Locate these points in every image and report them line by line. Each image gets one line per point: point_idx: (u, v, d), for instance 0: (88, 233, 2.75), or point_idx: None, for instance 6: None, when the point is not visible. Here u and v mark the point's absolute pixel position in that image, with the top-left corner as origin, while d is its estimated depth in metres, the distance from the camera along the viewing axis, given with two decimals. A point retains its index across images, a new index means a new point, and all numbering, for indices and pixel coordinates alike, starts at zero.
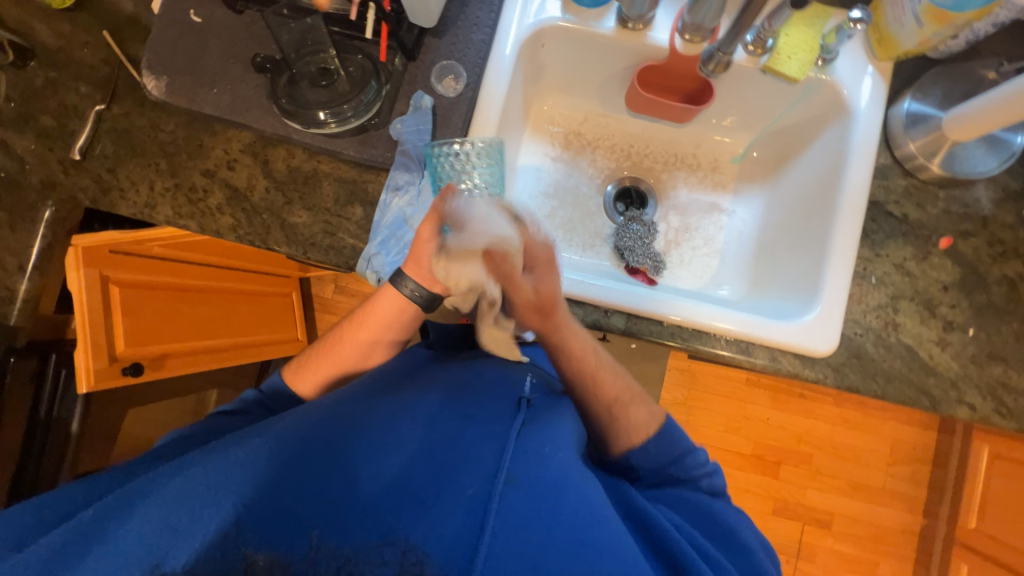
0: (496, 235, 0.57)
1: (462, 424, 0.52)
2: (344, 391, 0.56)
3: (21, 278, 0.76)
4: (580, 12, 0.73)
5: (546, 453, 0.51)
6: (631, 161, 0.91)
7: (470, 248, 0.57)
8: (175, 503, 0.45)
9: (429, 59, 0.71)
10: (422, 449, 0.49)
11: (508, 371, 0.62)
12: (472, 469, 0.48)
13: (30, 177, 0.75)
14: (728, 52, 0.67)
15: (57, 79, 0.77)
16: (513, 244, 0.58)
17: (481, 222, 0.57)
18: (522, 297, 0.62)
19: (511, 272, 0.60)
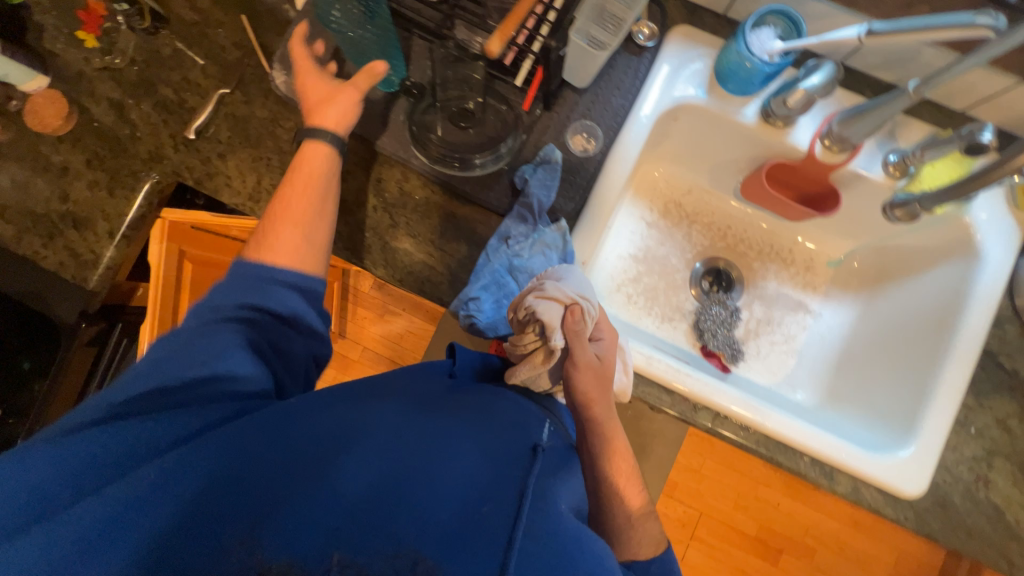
0: (583, 294, 0.60)
1: (488, 464, 0.48)
2: (383, 402, 0.51)
3: (108, 245, 0.74)
4: (724, 96, 0.72)
5: (560, 511, 0.47)
6: (726, 243, 0.90)
7: (558, 297, 0.60)
8: (202, 504, 0.40)
9: (568, 114, 0.70)
10: (454, 482, 0.44)
11: (527, 415, 0.58)
12: (493, 506, 0.44)
13: (139, 145, 0.74)
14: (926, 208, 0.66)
15: (185, 52, 0.76)
16: (591, 310, 0.61)
17: (576, 282, 0.63)
18: (585, 357, 0.59)
19: (583, 330, 0.59)
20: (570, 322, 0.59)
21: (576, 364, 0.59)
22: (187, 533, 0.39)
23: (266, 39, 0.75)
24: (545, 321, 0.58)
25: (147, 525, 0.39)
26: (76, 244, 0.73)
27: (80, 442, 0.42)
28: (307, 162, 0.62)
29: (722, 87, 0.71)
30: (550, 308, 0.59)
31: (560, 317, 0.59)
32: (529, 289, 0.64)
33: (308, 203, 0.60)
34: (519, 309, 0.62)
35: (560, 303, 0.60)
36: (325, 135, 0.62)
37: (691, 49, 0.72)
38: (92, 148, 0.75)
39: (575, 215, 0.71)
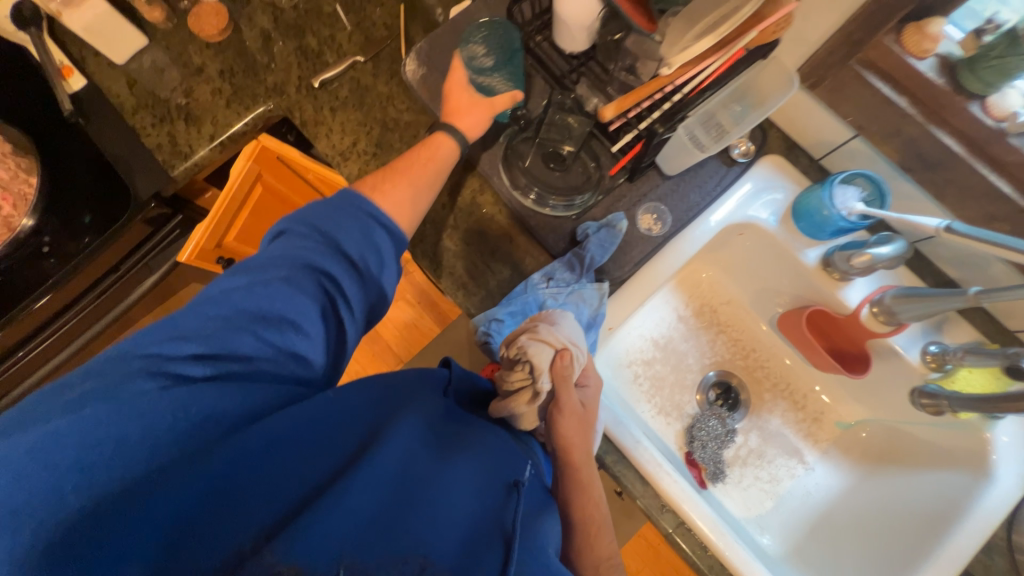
0: (575, 341, 0.61)
1: (482, 495, 0.51)
2: (404, 421, 0.53)
3: (204, 145, 0.80)
4: (793, 232, 0.75)
5: (547, 550, 0.48)
6: (746, 364, 0.90)
7: (556, 340, 0.60)
8: (253, 477, 0.45)
9: (645, 192, 0.74)
10: (456, 509, 0.48)
11: (514, 449, 0.60)
12: (487, 544, 0.46)
13: (268, 75, 0.82)
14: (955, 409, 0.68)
15: (340, 16, 0.84)
16: (581, 355, 0.62)
17: (572, 326, 0.64)
18: (569, 404, 0.60)
19: (570, 376, 0.60)
20: (558, 366, 0.60)
21: (561, 409, 0.60)
22: (230, 511, 0.43)
23: (413, 30, 0.83)
24: (535, 364, 0.59)
25: (197, 491, 0.43)
26: (179, 135, 0.80)
27: (146, 405, 0.45)
28: (431, 149, 0.68)
29: (794, 223, 0.74)
30: (540, 349, 0.59)
31: (550, 360, 0.60)
32: (526, 326, 0.65)
33: (422, 183, 0.66)
34: (512, 345, 0.62)
35: (553, 346, 0.61)
36: (450, 131, 0.69)
37: (776, 180, 0.75)
38: (229, 62, 0.83)
39: (619, 283, 0.73)
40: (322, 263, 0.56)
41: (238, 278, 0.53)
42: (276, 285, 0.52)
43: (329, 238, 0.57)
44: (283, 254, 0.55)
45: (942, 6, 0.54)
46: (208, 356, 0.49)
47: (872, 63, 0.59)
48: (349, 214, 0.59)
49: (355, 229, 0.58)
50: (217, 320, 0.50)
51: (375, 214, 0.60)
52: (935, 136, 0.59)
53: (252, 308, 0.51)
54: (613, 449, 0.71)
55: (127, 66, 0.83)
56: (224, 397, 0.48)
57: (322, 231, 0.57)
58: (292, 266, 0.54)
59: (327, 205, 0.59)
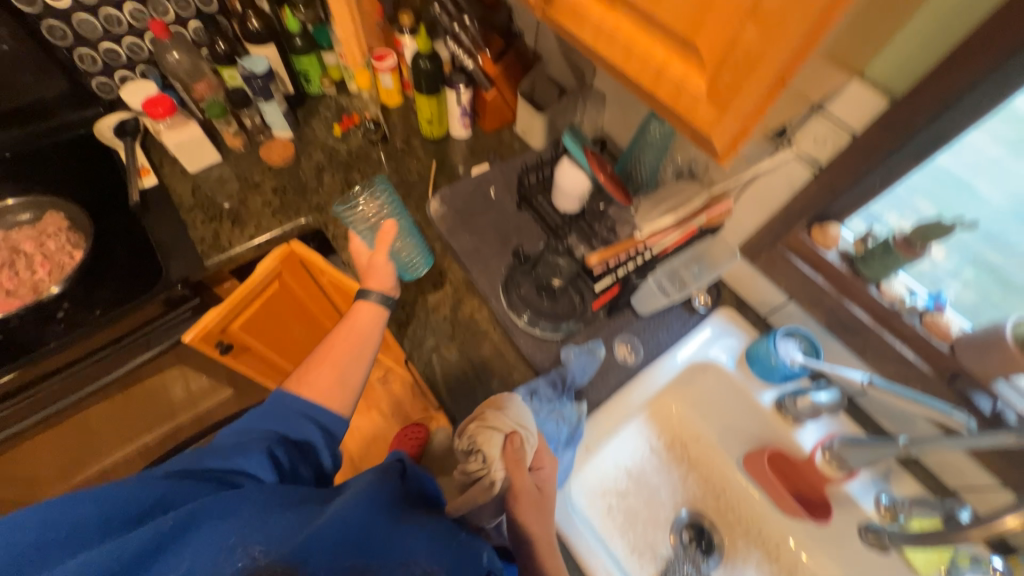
0: (523, 423, 0.66)
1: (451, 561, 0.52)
2: (364, 485, 0.57)
3: (244, 242, 0.92)
4: (749, 375, 0.85)
5: None
6: (717, 506, 0.91)
7: (505, 425, 0.66)
8: (216, 539, 0.46)
9: (620, 325, 0.85)
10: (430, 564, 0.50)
11: (474, 539, 0.59)
12: None
13: (315, 196, 0.99)
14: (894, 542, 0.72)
15: (384, 162, 1.06)
16: (533, 439, 0.67)
17: (525, 412, 0.69)
18: (523, 491, 0.63)
19: (522, 459, 0.64)
20: (508, 449, 0.65)
21: (514, 498, 0.63)
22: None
23: (441, 182, 1.05)
24: (488, 453, 0.63)
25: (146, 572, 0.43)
26: (224, 232, 0.92)
27: (101, 504, 0.47)
28: (353, 318, 0.76)
29: (749, 367, 0.85)
30: (489, 436, 0.65)
31: (501, 446, 0.64)
32: (480, 410, 0.70)
33: (350, 353, 0.72)
34: (466, 432, 0.67)
35: (502, 431, 0.66)
36: (370, 296, 0.77)
37: (731, 329, 0.89)
38: (283, 182, 1.00)
39: (597, 405, 0.80)
40: (284, 430, 0.64)
41: (198, 449, 0.59)
42: (234, 442, 0.59)
43: (286, 426, 0.64)
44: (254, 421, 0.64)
45: (834, 215, 0.74)
46: (175, 476, 0.52)
47: (793, 247, 0.78)
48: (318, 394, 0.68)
49: (300, 423, 0.64)
50: (199, 457, 0.57)
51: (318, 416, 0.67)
52: (847, 307, 0.75)
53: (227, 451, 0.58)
54: None
55: (195, 175, 0.99)
56: (187, 496, 0.51)
57: (274, 400, 0.66)
58: (250, 433, 0.61)
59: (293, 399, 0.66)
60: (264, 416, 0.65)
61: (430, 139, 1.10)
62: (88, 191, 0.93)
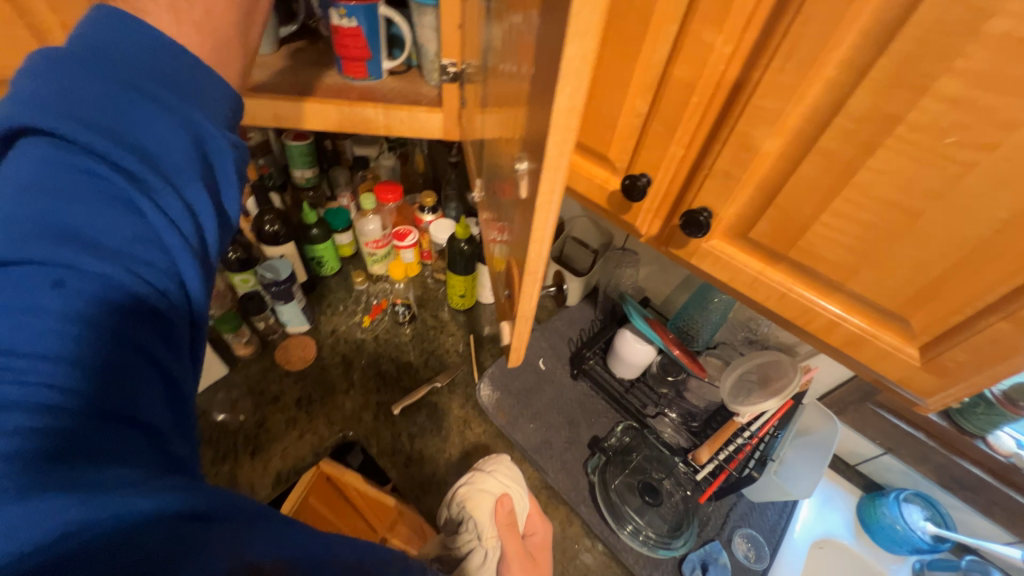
0: (512, 485, 0.68)
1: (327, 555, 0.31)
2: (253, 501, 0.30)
3: (271, 483, 0.76)
4: (872, 546, 0.77)
5: None
6: None
7: (493, 490, 0.68)
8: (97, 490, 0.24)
9: (730, 514, 0.76)
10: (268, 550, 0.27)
11: None
12: None
13: (347, 401, 0.86)
14: None
15: (416, 345, 0.96)
16: (516, 494, 0.68)
17: (513, 477, 0.70)
18: (514, 551, 0.63)
19: (513, 521, 0.65)
20: (500, 515, 0.64)
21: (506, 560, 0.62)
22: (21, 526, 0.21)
23: (483, 356, 0.95)
24: (476, 511, 0.65)
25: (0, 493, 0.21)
26: (245, 472, 0.76)
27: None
28: None
29: (870, 536, 0.78)
30: (478, 500, 0.66)
31: (489, 506, 0.66)
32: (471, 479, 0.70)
33: None
34: (457, 501, 0.68)
35: (493, 494, 0.67)
36: None
37: (833, 487, 0.84)
38: (308, 390, 0.87)
39: None
40: (169, 179, 0.32)
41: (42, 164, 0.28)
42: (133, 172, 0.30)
43: (173, 180, 0.32)
44: (98, 121, 0.30)
45: None
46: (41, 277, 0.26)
47: (882, 403, 0.76)
48: (221, 105, 0.36)
49: (204, 127, 0.34)
50: (86, 277, 0.27)
51: (215, 157, 0.35)
52: (964, 467, 0.69)
53: (100, 239, 0.29)
54: None
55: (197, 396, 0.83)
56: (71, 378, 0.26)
57: (215, 185, 0.35)
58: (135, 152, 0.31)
59: (172, 59, 0.34)
60: (116, 106, 0.31)
61: (459, 309, 1.02)
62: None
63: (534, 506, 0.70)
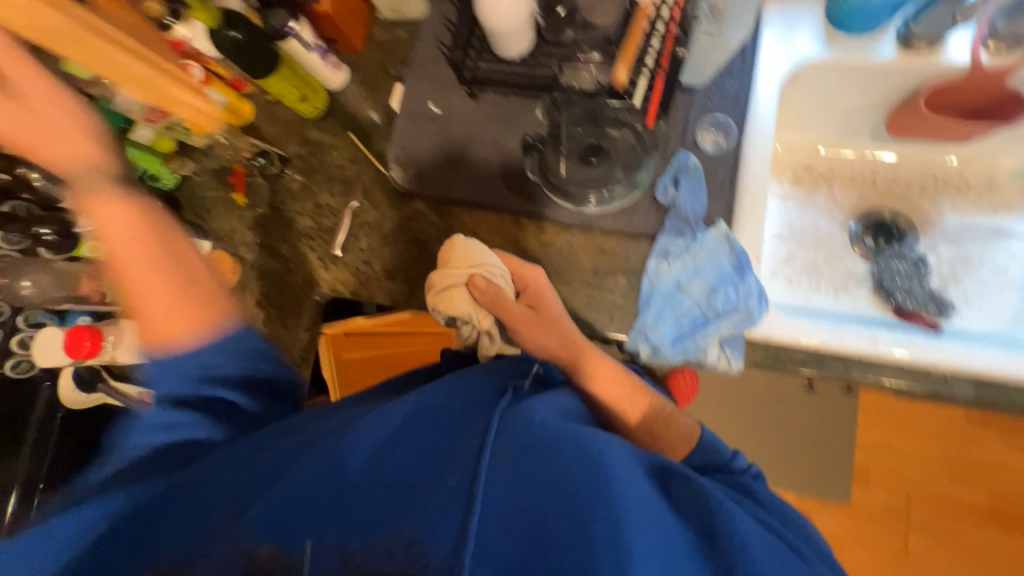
0: (475, 262, 0.63)
1: (405, 431, 0.48)
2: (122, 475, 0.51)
3: (294, 370, 0.80)
4: (849, 41, 0.66)
5: (534, 420, 0.48)
6: (879, 189, 0.82)
7: (459, 279, 0.62)
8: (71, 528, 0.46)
9: (687, 116, 0.68)
10: (367, 460, 0.45)
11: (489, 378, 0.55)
12: (455, 470, 0.43)
13: (295, 275, 0.81)
14: None
15: (310, 183, 0.83)
16: (489, 266, 0.64)
17: (472, 249, 0.64)
18: (520, 318, 0.63)
19: (497, 294, 0.61)
20: (480, 296, 0.62)
21: (517, 327, 0.63)
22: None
23: (377, 145, 0.81)
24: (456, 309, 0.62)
25: None
26: None
27: None
28: None
29: (844, 33, 0.66)
30: (449, 297, 0.62)
31: (467, 293, 0.62)
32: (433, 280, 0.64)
33: None
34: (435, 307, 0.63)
35: (461, 282, 0.62)
36: None
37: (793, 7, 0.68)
38: (257, 291, 0.82)
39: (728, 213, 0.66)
40: None
41: None
42: None
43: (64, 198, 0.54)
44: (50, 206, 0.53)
45: None
46: None
47: None
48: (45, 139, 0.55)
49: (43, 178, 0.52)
50: None
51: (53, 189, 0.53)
52: None
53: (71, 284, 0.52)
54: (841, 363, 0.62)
55: None
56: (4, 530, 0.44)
57: None
58: None
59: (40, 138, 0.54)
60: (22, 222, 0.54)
61: (318, 114, 0.83)
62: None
63: (514, 263, 0.67)
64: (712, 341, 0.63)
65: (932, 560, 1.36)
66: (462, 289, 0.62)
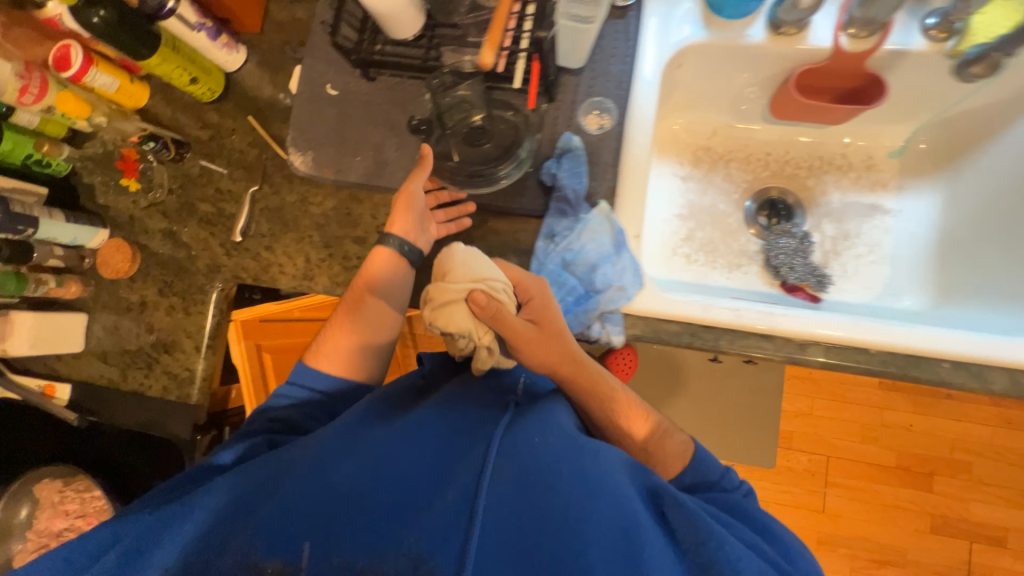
0: (479, 277, 0.59)
1: (412, 450, 0.50)
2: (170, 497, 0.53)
3: (197, 358, 0.79)
4: (724, 25, 0.68)
5: (536, 439, 0.50)
6: (770, 170, 0.85)
7: (457, 295, 0.57)
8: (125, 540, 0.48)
9: (573, 98, 0.69)
10: (375, 481, 0.47)
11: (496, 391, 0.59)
12: (456, 481, 0.46)
13: (196, 262, 0.80)
14: (1009, 51, 0.61)
15: (211, 168, 0.81)
16: (495, 281, 0.59)
17: (478, 262, 0.60)
18: (520, 334, 0.58)
19: (497, 311, 0.57)
20: (479, 312, 0.56)
21: (516, 343, 0.58)
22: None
23: (277, 129, 0.80)
24: (455, 326, 0.57)
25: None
26: (171, 365, 0.79)
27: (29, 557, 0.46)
28: None
29: (719, 17, 0.68)
30: (448, 312, 0.57)
31: (468, 309, 0.57)
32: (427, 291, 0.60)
33: None
34: (429, 322, 0.58)
35: (461, 298, 0.57)
36: None
37: None
38: (159, 279, 0.81)
39: (611, 194, 0.69)
40: None
41: None
42: None
43: None
44: None
45: None
46: None
47: None
48: None
49: None
50: None
51: None
52: None
53: None
54: (711, 335, 0.65)
55: (87, 347, 0.82)
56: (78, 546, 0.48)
57: None
58: None
59: None
60: None
61: (215, 97, 0.81)
62: (69, 438, 0.85)
63: (519, 274, 0.64)
64: (596, 317, 0.65)
65: (845, 517, 1.47)
66: (463, 303, 0.57)
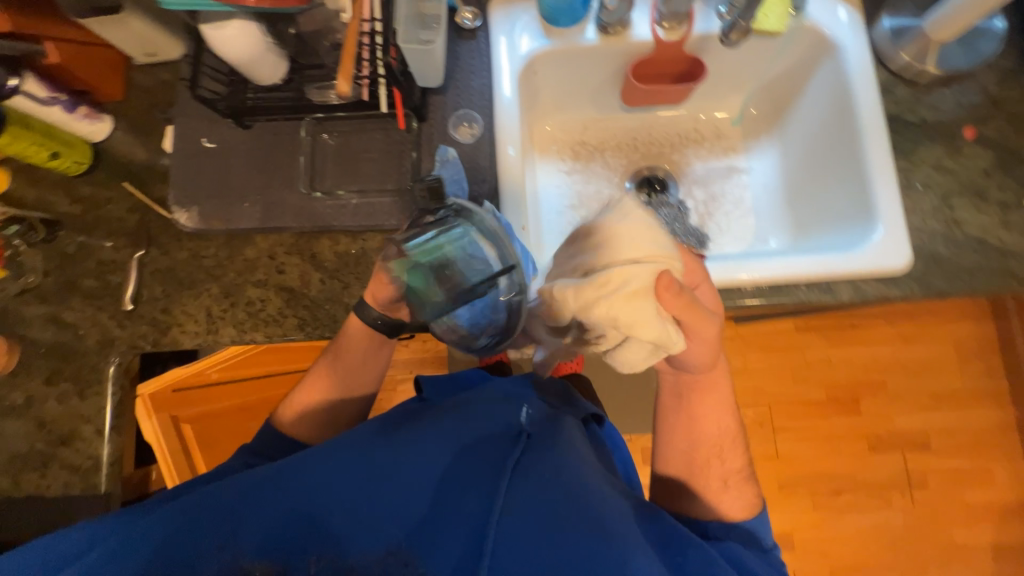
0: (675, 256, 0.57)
1: (434, 467, 0.51)
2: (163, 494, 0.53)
3: (101, 443, 0.74)
4: (562, 33, 0.78)
5: (545, 476, 0.51)
6: (640, 152, 0.94)
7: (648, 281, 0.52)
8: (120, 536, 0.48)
9: (443, 114, 0.75)
10: (400, 501, 0.48)
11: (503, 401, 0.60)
12: (470, 513, 0.47)
13: (86, 340, 0.75)
14: (750, 18, 0.70)
15: (87, 242, 0.78)
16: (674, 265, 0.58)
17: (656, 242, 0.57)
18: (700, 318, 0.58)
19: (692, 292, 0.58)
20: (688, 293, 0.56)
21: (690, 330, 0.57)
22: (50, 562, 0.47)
23: (157, 191, 0.78)
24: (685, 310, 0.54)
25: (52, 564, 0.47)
26: (72, 458, 0.73)
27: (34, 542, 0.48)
28: None
29: (557, 27, 0.77)
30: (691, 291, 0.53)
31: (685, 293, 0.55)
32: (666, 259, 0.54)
33: None
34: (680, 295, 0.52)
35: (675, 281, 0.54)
36: None
37: (515, 10, 0.78)
38: (46, 366, 0.75)
39: (495, 194, 0.74)
40: None
41: None
42: None
43: None
44: None
45: None
46: None
47: None
48: None
49: None
50: None
51: None
52: None
53: None
54: None
55: None
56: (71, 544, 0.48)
57: None
58: None
59: None
60: None
61: (83, 168, 0.78)
62: None
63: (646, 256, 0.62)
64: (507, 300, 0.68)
65: (797, 457, 1.57)
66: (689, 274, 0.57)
